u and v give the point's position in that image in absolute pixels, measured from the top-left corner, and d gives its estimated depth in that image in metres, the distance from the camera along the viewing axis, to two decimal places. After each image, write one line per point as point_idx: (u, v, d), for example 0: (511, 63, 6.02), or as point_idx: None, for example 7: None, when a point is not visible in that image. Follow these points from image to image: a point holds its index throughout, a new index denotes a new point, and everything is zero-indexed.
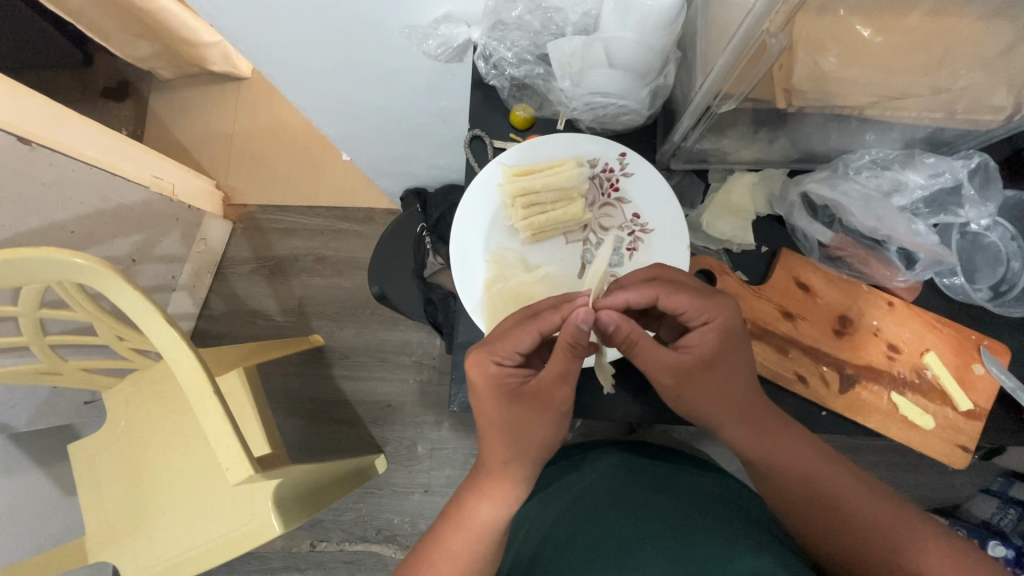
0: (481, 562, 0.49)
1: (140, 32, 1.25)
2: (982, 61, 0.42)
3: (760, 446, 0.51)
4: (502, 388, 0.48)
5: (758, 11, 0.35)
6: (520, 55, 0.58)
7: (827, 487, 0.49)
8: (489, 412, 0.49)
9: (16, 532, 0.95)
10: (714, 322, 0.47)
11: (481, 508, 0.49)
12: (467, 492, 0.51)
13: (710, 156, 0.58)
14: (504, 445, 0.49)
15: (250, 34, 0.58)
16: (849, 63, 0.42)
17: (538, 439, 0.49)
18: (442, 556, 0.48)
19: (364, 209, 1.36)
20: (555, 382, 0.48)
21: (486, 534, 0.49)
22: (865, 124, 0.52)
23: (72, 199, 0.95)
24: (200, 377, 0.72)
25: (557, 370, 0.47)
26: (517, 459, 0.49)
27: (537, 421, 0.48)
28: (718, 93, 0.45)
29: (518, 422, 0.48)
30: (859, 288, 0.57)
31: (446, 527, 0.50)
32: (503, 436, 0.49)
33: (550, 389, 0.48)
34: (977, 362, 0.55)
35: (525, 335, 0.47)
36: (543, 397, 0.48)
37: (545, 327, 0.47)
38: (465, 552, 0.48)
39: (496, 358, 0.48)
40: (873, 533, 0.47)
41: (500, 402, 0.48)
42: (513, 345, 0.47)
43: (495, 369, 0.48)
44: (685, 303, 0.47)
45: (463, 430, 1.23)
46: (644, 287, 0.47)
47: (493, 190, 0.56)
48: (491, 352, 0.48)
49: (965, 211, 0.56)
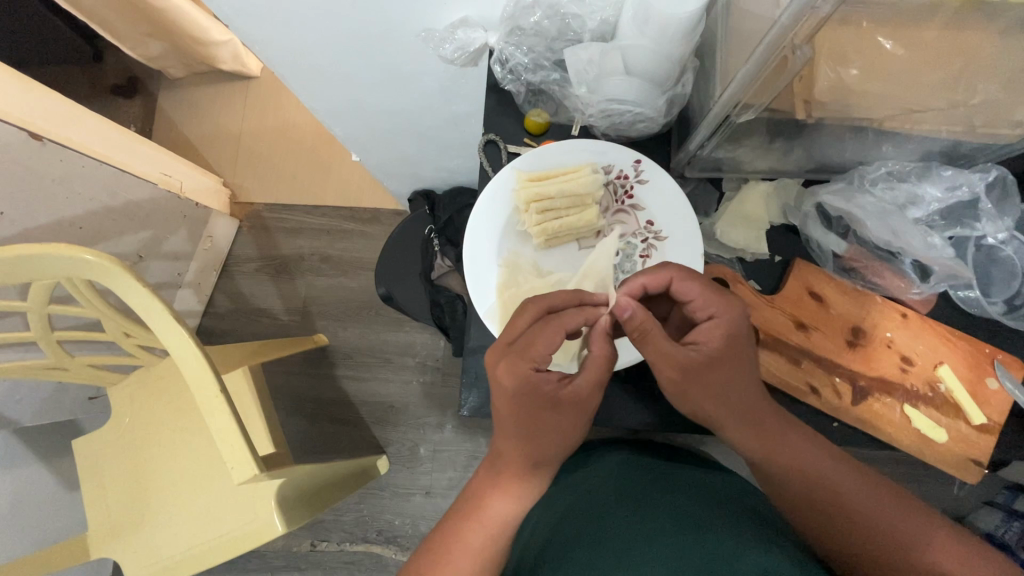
0: (496, 560, 0.48)
1: (153, 32, 1.26)
2: (1001, 77, 0.42)
3: (768, 448, 0.50)
4: (537, 395, 0.44)
5: (783, 22, 0.35)
6: (537, 60, 0.59)
7: (831, 485, 0.48)
8: (524, 414, 0.45)
9: (18, 526, 0.95)
10: (719, 316, 0.47)
11: (498, 502, 0.49)
12: (483, 486, 0.50)
13: (725, 165, 0.58)
14: (529, 446, 0.47)
15: (266, 34, 0.58)
16: (871, 76, 0.42)
17: (561, 441, 0.47)
18: (456, 550, 0.47)
19: (370, 210, 1.37)
20: (591, 387, 0.46)
21: (502, 528, 0.48)
22: (882, 136, 0.52)
23: (81, 195, 0.95)
24: (207, 378, 0.72)
25: (592, 378, 0.46)
26: (552, 458, 0.48)
27: (565, 424, 0.46)
28: (737, 103, 0.45)
29: (549, 426, 0.46)
30: (872, 299, 0.57)
31: (462, 519, 0.49)
32: (526, 437, 0.46)
33: (583, 395, 0.45)
34: (991, 377, 0.55)
35: (556, 335, 0.45)
36: (579, 403, 0.46)
37: (569, 323, 0.46)
38: (478, 548, 0.47)
39: (531, 362, 0.44)
40: (880, 529, 0.46)
41: (533, 408, 0.45)
42: (545, 347, 0.45)
43: (532, 373, 0.44)
44: (695, 291, 0.47)
45: (465, 433, 1.22)
46: (659, 272, 0.48)
47: (507, 194, 0.56)
48: (525, 357, 0.44)
49: (981, 225, 0.56)
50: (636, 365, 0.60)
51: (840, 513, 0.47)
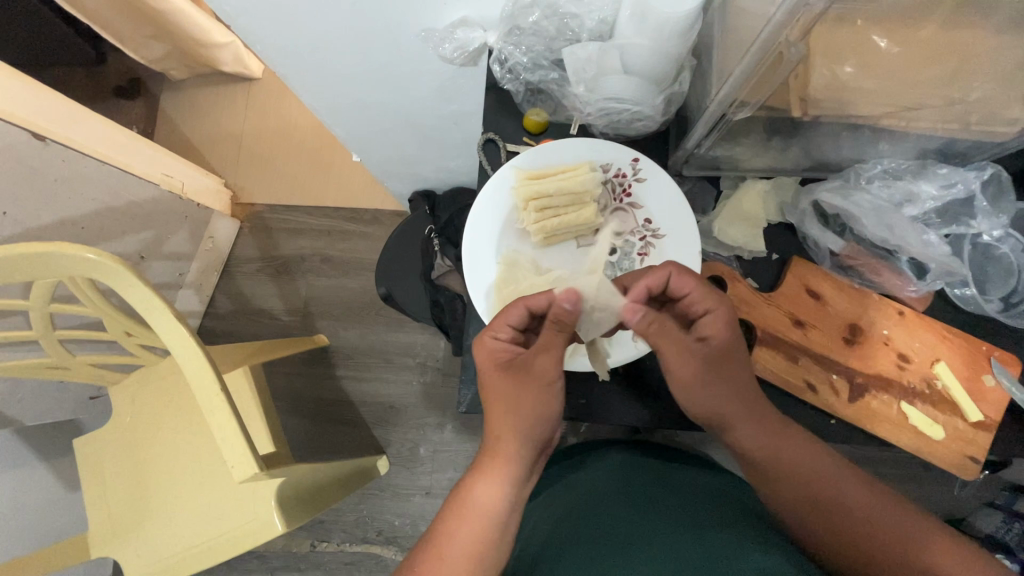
0: (487, 552, 0.46)
1: (155, 33, 1.27)
2: (996, 75, 0.43)
3: (769, 449, 0.50)
4: (497, 362, 0.49)
5: (778, 19, 0.36)
6: (536, 60, 0.59)
7: (832, 488, 0.48)
8: (489, 386, 0.49)
9: (19, 526, 0.95)
10: (714, 310, 0.48)
11: (480, 488, 0.48)
12: (468, 476, 0.49)
13: (722, 163, 0.58)
14: (502, 420, 0.48)
15: (268, 34, 0.58)
16: (866, 73, 0.42)
17: (524, 415, 0.48)
18: (446, 543, 0.46)
19: (371, 211, 1.37)
20: (543, 351, 0.49)
21: (489, 516, 0.47)
22: (878, 134, 0.52)
23: (84, 196, 0.96)
24: (208, 375, 0.72)
25: (545, 342, 0.49)
26: (514, 432, 0.48)
27: (527, 397, 0.48)
28: (733, 101, 0.46)
29: (509, 394, 0.48)
30: (870, 297, 0.57)
31: (450, 513, 0.47)
32: (495, 409, 0.49)
33: (537, 361, 0.49)
34: (988, 373, 0.55)
35: (515, 311, 0.48)
36: (535, 371, 0.49)
37: (533, 303, 0.48)
38: (468, 540, 0.46)
39: (492, 333, 0.49)
40: (878, 532, 0.46)
41: (496, 378, 0.49)
42: (507, 321, 0.49)
43: (491, 342, 0.49)
44: (691, 285, 0.47)
45: (465, 433, 1.23)
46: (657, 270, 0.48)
47: (507, 192, 0.57)
48: (489, 329, 0.49)
49: (977, 222, 0.57)
50: (634, 362, 0.60)
51: (839, 515, 0.47)
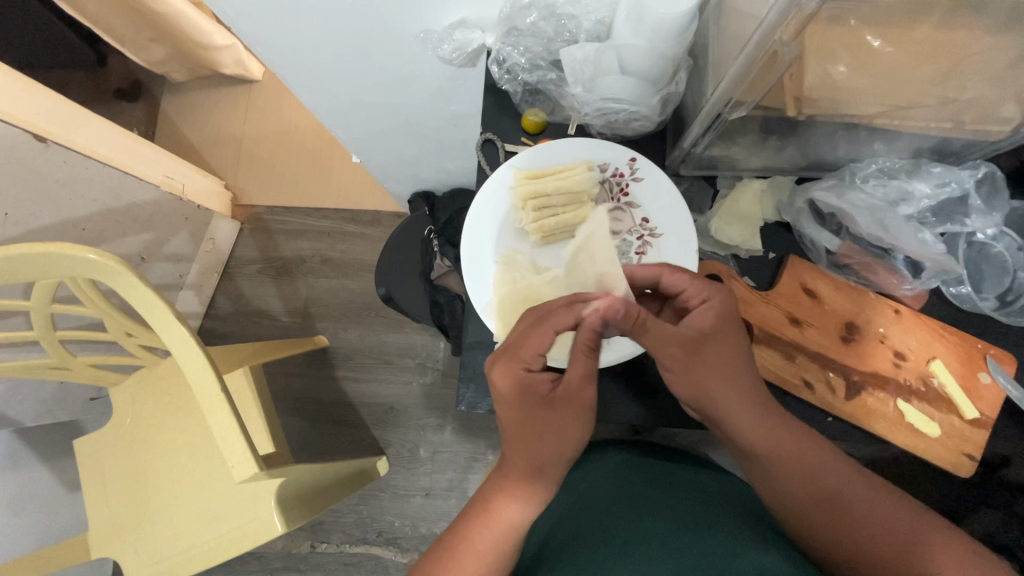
0: (506, 559, 0.48)
1: (155, 36, 1.28)
2: (989, 74, 0.43)
3: (773, 446, 0.49)
4: (531, 394, 0.46)
5: (772, 19, 0.36)
6: (534, 61, 0.59)
7: (834, 487, 0.48)
8: (525, 420, 0.46)
9: (19, 526, 0.95)
10: (710, 300, 0.48)
11: (508, 507, 0.48)
12: (491, 490, 0.49)
13: (719, 163, 0.58)
14: (532, 449, 0.47)
15: (268, 36, 0.59)
16: (860, 73, 0.43)
17: (567, 443, 0.47)
18: (466, 554, 0.47)
19: (370, 212, 1.38)
20: (582, 380, 0.46)
21: (513, 533, 0.48)
22: (873, 134, 0.53)
23: (85, 197, 0.96)
24: (208, 375, 0.72)
25: (582, 371, 0.46)
26: (556, 460, 0.47)
27: (567, 428, 0.47)
28: (729, 100, 0.46)
29: (548, 425, 0.46)
30: (866, 295, 0.57)
31: (470, 524, 0.49)
32: (529, 442, 0.47)
33: (576, 391, 0.46)
34: (984, 371, 0.56)
35: (545, 336, 0.45)
36: (575, 402, 0.46)
37: (560, 325, 0.45)
38: (489, 552, 0.47)
39: (524, 365, 0.46)
40: (879, 530, 0.46)
41: (532, 411, 0.46)
42: (536, 348, 0.46)
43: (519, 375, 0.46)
44: (685, 281, 0.49)
45: (465, 434, 1.23)
46: (649, 268, 0.50)
47: (505, 192, 0.57)
48: (517, 361, 0.46)
49: (971, 221, 0.57)
50: (633, 361, 0.60)
51: (841, 513, 0.47)
